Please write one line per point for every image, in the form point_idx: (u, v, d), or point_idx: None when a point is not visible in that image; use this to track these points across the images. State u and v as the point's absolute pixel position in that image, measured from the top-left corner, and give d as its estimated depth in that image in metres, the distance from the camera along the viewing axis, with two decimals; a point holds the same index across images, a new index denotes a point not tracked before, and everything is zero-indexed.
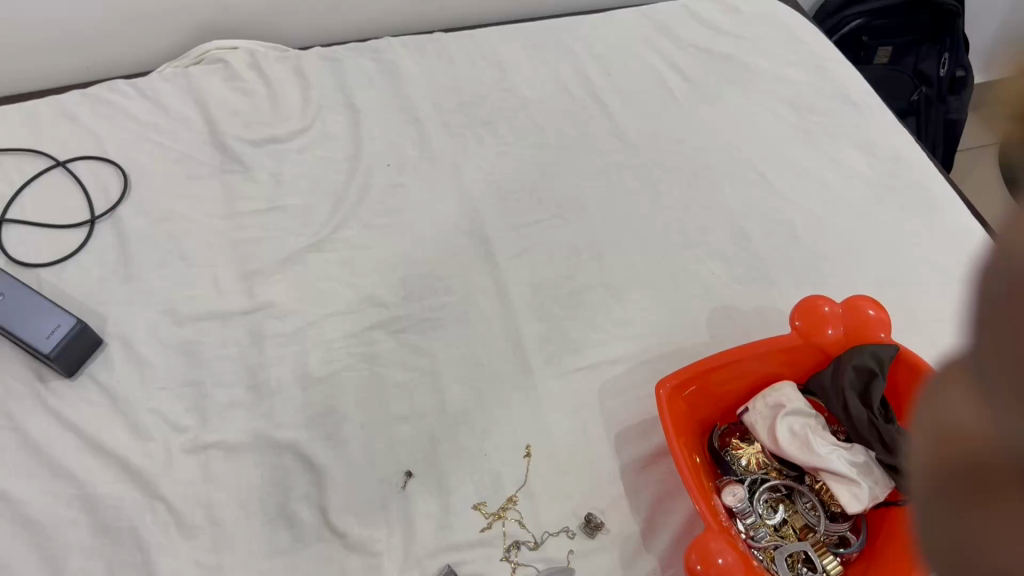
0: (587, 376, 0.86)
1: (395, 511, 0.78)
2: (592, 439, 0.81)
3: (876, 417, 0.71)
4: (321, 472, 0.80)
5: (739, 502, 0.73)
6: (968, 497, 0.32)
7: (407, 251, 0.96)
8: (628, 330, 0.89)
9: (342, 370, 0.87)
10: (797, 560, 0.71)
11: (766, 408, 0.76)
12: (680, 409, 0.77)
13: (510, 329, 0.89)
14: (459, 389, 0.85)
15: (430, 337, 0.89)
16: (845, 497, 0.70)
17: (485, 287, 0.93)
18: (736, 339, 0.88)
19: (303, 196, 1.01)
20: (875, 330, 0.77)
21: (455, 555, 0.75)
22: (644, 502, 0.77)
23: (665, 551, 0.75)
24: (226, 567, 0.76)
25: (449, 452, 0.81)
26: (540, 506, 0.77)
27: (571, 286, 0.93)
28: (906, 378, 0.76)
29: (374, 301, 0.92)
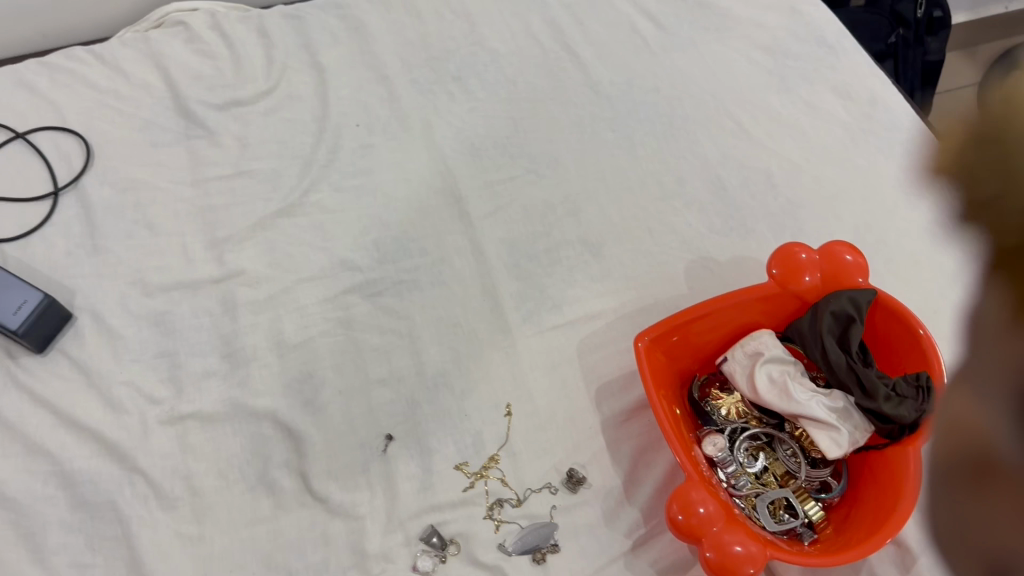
0: (567, 332, 0.85)
1: (376, 474, 0.77)
2: (572, 395, 0.81)
3: (854, 362, 0.71)
4: (300, 438, 0.80)
5: (718, 451, 0.73)
6: (967, 490, 0.28)
7: (380, 213, 0.94)
8: (606, 285, 0.88)
9: (317, 335, 0.85)
10: (779, 507, 0.72)
11: (744, 357, 0.76)
12: (658, 361, 0.77)
13: (487, 288, 0.88)
14: (437, 350, 0.84)
15: (406, 299, 0.88)
16: (824, 443, 0.70)
17: (460, 247, 0.91)
18: (715, 290, 0.88)
19: (271, 159, 0.98)
20: (852, 275, 0.76)
21: (438, 515, 0.75)
22: (626, 455, 0.77)
23: (647, 503, 0.75)
24: (209, 537, 0.76)
25: (429, 413, 0.80)
26: (522, 463, 0.77)
27: (548, 243, 0.91)
28: (884, 322, 0.75)
29: (347, 265, 0.90)
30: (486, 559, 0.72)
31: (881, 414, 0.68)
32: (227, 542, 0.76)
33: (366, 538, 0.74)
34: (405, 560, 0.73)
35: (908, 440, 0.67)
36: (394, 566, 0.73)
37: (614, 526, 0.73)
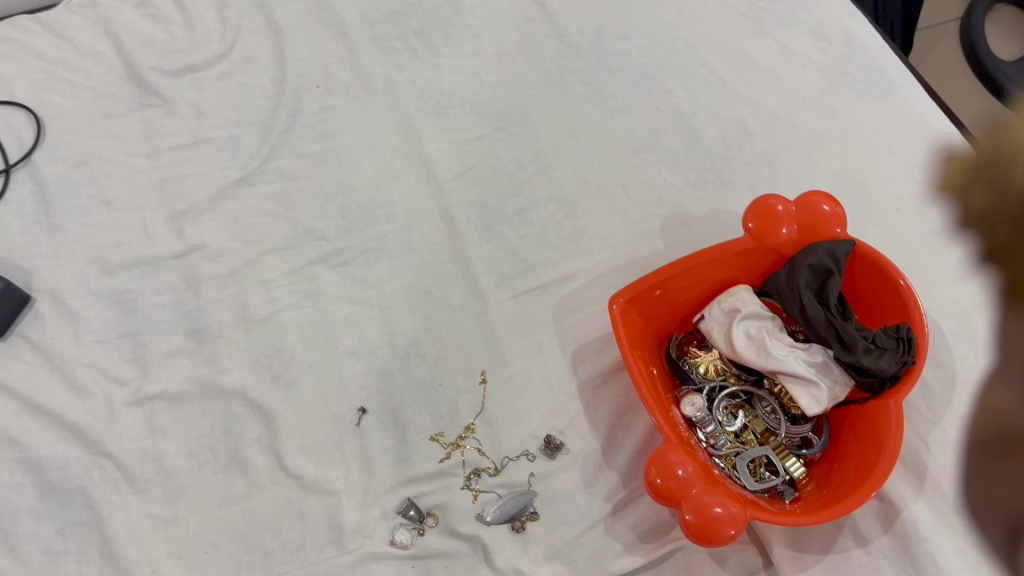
0: (541, 296, 0.83)
1: (351, 449, 0.76)
2: (548, 359, 0.79)
3: (833, 315, 0.70)
4: (271, 415, 0.78)
5: (698, 411, 0.72)
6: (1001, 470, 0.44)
7: (344, 178, 0.91)
8: (580, 245, 0.86)
9: (284, 308, 0.83)
10: (759, 465, 0.71)
11: (721, 314, 0.74)
12: (634, 322, 0.75)
13: (458, 252, 0.86)
14: (409, 319, 0.82)
15: (375, 268, 0.85)
16: (804, 399, 0.68)
17: (429, 211, 0.88)
18: (691, 245, 0.85)
19: (229, 127, 0.95)
20: (830, 226, 0.73)
21: (416, 488, 0.73)
22: (604, 419, 0.76)
23: (626, 466, 0.73)
24: (183, 518, 0.74)
25: (402, 384, 0.78)
26: (499, 432, 0.76)
27: (519, 204, 0.89)
28: (864, 274, 0.73)
29: (313, 235, 0.87)
30: (465, 530, 0.71)
31: (861, 368, 0.67)
32: (202, 523, 0.74)
33: (342, 513, 0.73)
34: (382, 534, 0.72)
35: (889, 393, 0.66)
36: (372, 540, 0.71)
37: (593, 491, 0.72)
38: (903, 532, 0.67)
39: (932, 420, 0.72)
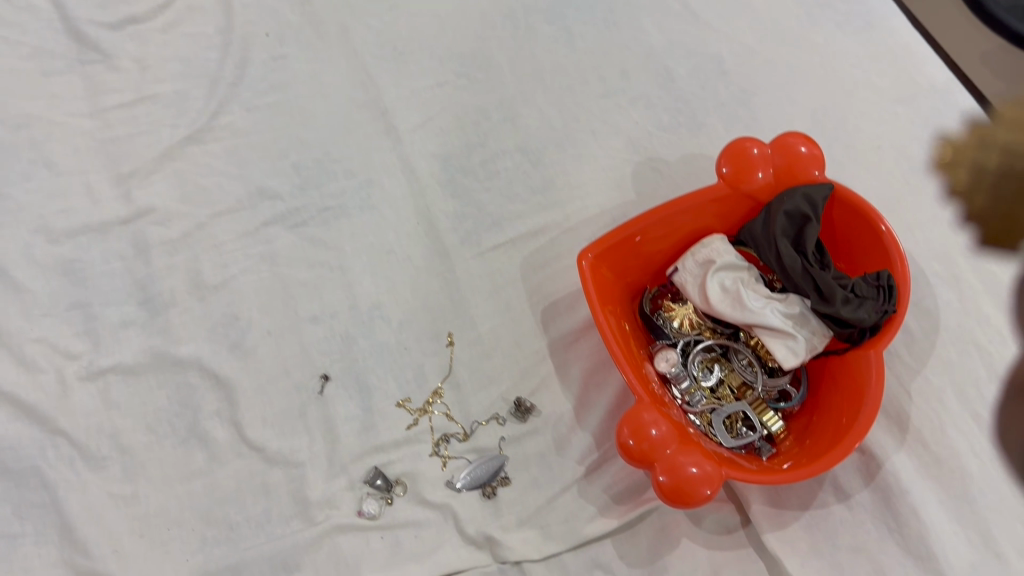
0: (509, 252, 0.79)
1: (314, 418, 0.73)
2: (517, 318, 0.76)
3: (810, 264, 0.66)
4: (230, 385, 0.74)
5: (672, 367, 0.69)
6: None
7: (299, 133, 0.86)
8: (548, 197, 0.82)
9: (240, 274, 0.79)
10: (736, 420, 0.69)
11: (695, 266, 0.71)
12: (605, 278, 0.72)
13: (420, 208, 0.81)
14: (371, 281, 0.78)
15: (334, 228, 0.81)
16: (780, 352, 0.66)
17: (389, 165, 0.84)
18: (664, 194, 0.81)
19: (175, 81, 0.89)
20: (808, 168, 0.69)
21: (382, 456, 0.71)
22: (575, 379, 0.73)
23: (599, 426, 0.71)
24: (143, 495, 0.72)
25: (366, 349, 0.75)
26: (468, 395, 0.73)
27: (484, 154, 0.84)
28: (843, 218, 0.70)
29: (267, 195, 0.83)
30: (434, 498, 0.68)
31: (840, 319, 0.64)
32: (163, 500, 0.72)
33: (308, 484, 0.70)
34: (349, 504, 0.69)
35: (869, 344, 0.63)
36: (339, 511, 0.69)
37: (566, 452, 0.70)
38: (885, 485, 0.65)
39: (914, 368, 0.69)
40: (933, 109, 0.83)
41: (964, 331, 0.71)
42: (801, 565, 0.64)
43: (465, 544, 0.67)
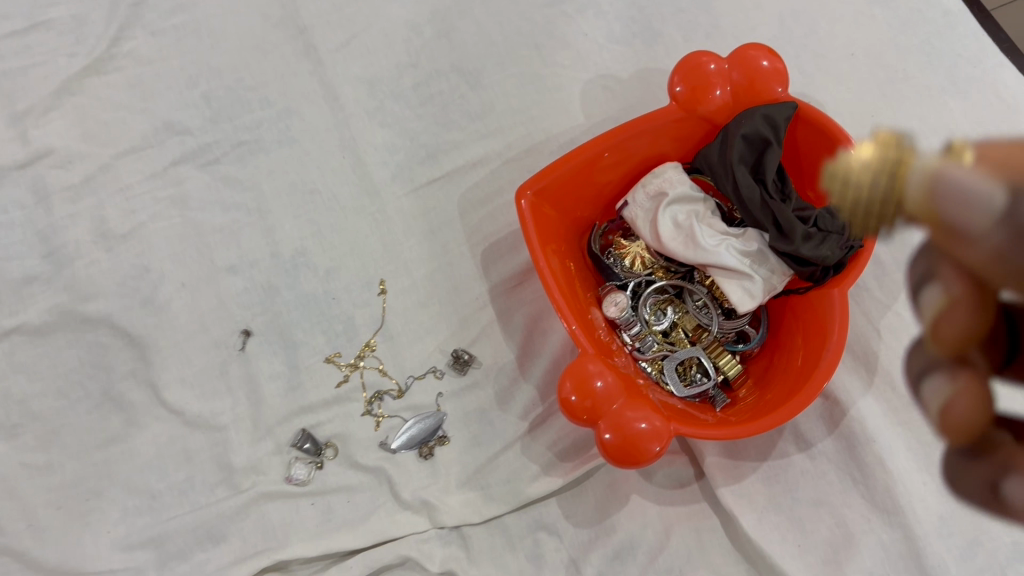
0: (445, 188, 0.72)
1: (236, 377, 0.67)
2: (454, 261, 0.69)
3: (769, 195, 0.60)
4: (146, 345, 0.68)
5: (621, 313, 0.63)
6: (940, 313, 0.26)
7: (209, 58, 0.76)
8: (487, 123, 0.74)
9: (149, 221, 0.72)
10: (690, 366, 0.64)
11: (646, 199, 0.64)
12: (547, 216, 0.65)
13: (346, 140, 0.73)
14: (293, 225, 0.71)
15: (251, 165, 0.73)
16: (735, 294, 0.61)
17: (310, 91, 0.75)
18: (616, 115, 0.73)
19: (70, 3, 0.77)
20: (769, 85, 0.61)
21: (311, 417, 0.65)
22: (518, 326, 0.67)
23: (544, 377, 0.65)
24: (59, 465, 0.67)
25: (289, 300, 0.68)
26: (402, 348, 0.67)
27: (415, 77, 0.75)
28: (808, 140, 0.62)
29: (175, 130, 0.74)
30: (367, 461, 0.63)
31: (799, 256, 0.58)
32: (81, 468, 0.67)
33: (232, 449, 0.65)
34: (276, 469, 0.64)
35: (833, 282, 0.58)
36: (266, 478, 0.64)
37: (508, 407, 0.65)
38: (850, 434, 0.60)
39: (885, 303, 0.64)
40: (913, 11, 0.74)
41: None
42: (758, 520, 0.59)
43: (400, 509, 0.62)
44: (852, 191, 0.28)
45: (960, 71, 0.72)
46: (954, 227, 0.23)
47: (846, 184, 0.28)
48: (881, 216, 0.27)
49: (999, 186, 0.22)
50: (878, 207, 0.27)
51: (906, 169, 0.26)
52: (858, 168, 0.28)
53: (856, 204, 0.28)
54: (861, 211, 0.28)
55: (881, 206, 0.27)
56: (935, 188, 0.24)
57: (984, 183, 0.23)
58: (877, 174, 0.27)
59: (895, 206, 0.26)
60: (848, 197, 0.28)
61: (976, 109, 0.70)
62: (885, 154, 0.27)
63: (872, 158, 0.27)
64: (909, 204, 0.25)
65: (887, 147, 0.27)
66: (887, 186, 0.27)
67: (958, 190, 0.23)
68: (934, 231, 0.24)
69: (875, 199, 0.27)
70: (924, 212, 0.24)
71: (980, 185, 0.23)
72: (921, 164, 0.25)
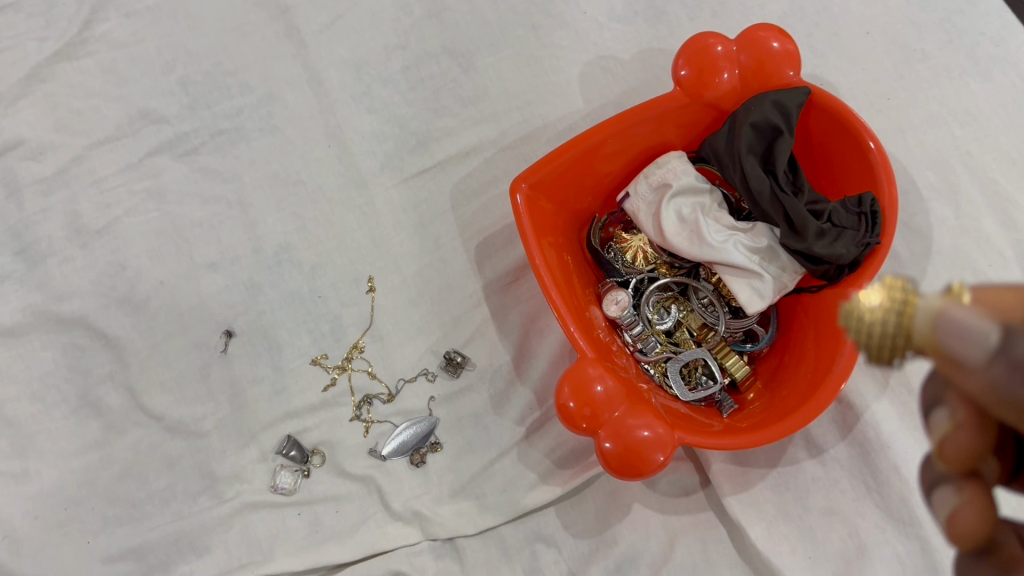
0: (436, 178, 0.68)
1: (217, 380, 0.64)
2: (446, 257, 0.66)
3: (780, 188, 0.56)
4: (123, 347, 0.65)
5: (622, 312, 0.60)
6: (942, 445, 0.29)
7: (186, 42, 0.72)
8: (481, 108, 0.70)
9: (125, 215, 0.68)
10: (695, 368, 0.61)
11: (648, 190, 0.61)
12: (544, 210, 0.61)
13: (330, 127, 0.69)
14: (276, 219, 0.67)
15: (231, 155, 0.69)
16: (744, 294, 0.57)
17: (292, 76, 0.70)
18: (618, 99, 0.69)
19: None
20: (781, 69, 0.57)
21: (296, 423, 0.62)
22: (514, 326, 0.64)
23: (541, 380, 0.62)
24: (34, 473, 0.63)
25: (273, 299, 0.65)
26: (392, 349, 0.64)
27: (404, 59, 0.71)
28: (821, 128, 0.59)
29: (151, 118, 0.70)
30: (355, 469, 0.60)
31: (812, 255, 0.55)
32: (57, 476, 0.63)
33: (214, 457, 0.62)
34: (260, 477, 0.61)
35: (849, 281, 0.54)
36: (251, 486, 0.61)
37: (503, 411, 0.61)
38: (864, 440, 0.57)
39: None
40: None
41: (959, 255, 0.62)
42: (766, 530, 0.57)
43: (390, 520, 0.59)
44: (863, 330, 0.28)
45: (982, 50, 0.68)
46: (957, 359, 0.25)
47: (857, 321, 0.28)
48: (894, 349, 0.27)
49: (995, 326, 0.24)
50: (885, 343, 0.27)
51: (908, 303, 0.26)
52: (870, 302, 0.27)
53: (869, 340, 0.28)
54: (872, 347, 0.28)
55: (891, 343, 0.27)
56: (937, 326, 0.25)
57: (983, 322, 0.24)
58: (888, 313, 0.27)
59: (901, 341, 0.27)
60: (859, 334, 0.28)
61: (999, 92, 0.66)
62: (895, 294, 0.27)
63: (881, 300, 0.27)
64: (915, 338, 0.26)
65: (896, 286, 0.27)
66: (896, 323, 0.27)
67: (958, 327, 0.24)
68: (939, 358, 0.26)
69: (889, 334, 0.27)
70: (928, 344, 0.25)
71: (981, 324, 0.24)
72: (925, 303, 0.26)
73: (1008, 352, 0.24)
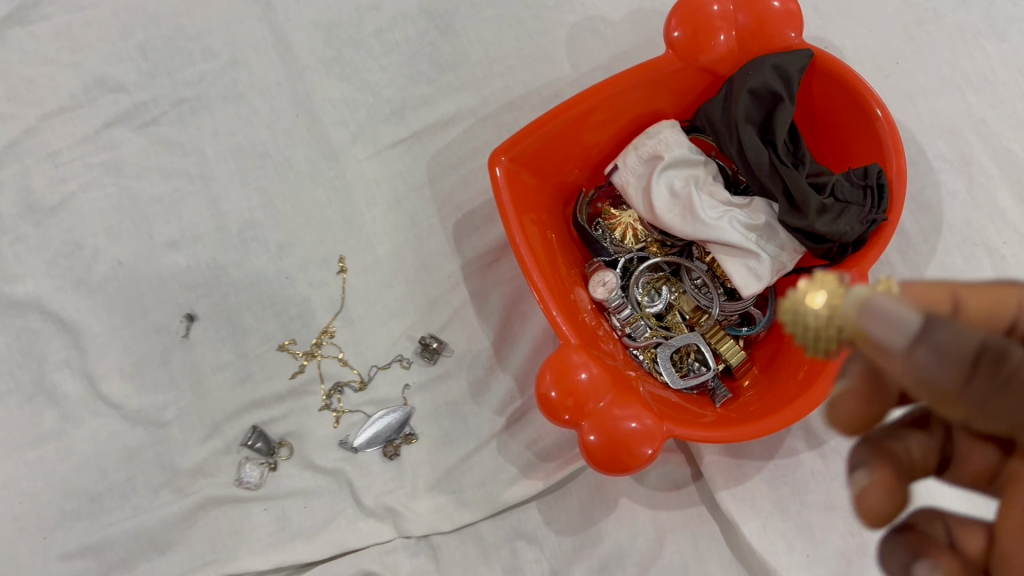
0: (412, 151, 0.64)
1: (179, 367, 0.60)
2: (423, 235, 0.62)
3: (780, 160, 0.52)
4: (80, 332, 0.61)
5: (610, 295, 0.56)
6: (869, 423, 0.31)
7: (143, 2, 0.66)
8: (460, 74, 0.65)
9: (81, 190, 0.63)
10: (687, 354, 0.57)
11: (639, 164, 0.57)
12: (526, 184, 0.57)
13: (298, 94, 0.64)
14: (241, 194, 0.62)
15: (192, 125, 0.64)
16: (739, 275, 0.53)
17: (258, 39, 0.65)
18: (607, 64, 0.64)
19: None
20: (781, 30, 0.53)
21: (262, 413, 0.58)
22: (495, 309, 0.60)
23: (523, 367, 0.59)
24: None
25: (237, 281, 0.61)
26: (364, 334, 0.60)
27: (378, 21, 0.66)
28: (824, 95, 0.54)
29: (109, 87, 0.65)
30: (325, 463, 0.57)
31: (814, 233, 0.50)
32: (11, 469, 0.59)
33: (176, 449, 0.59)
34: (225, 471, 0.58)
35: (853, 261, 0.50)
36: (215, 480, 0.58)
37: (482, 400, 0.58)
38: None
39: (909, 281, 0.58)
40: None
41: (971, 231, 0.58)
42: (762, 527, 0.53)
43: (362, 516, 0.56)
44: (805, 325, 0.27)
45: (999, 9, 0.63)
46: (875, 345, 0.26)
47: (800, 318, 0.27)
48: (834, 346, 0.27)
49: (913, 313, 0.25)
50: (820, 336, 0.27)
51: (836, 290, 0.27)
52: (804, 293, 0.27)
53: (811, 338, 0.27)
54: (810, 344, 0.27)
55: (825, 337, 0.27)
56: (863, 312, 0.26)
57: (903, 310, 0.25)
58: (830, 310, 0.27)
59: (829, 330, 0.27)
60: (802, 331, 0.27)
61: (1016, 55, 0.62)
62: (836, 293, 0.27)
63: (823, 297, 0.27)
64: (848, 330, 0.26)
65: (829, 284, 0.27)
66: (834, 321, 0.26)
67: (883, 314, 0.25)
68: (863, 343, 0.26)
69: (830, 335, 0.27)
70: (855, 332, 0.26)
71: (902, 313, 0.25)
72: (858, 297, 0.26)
73: (925, 342, 0.25)
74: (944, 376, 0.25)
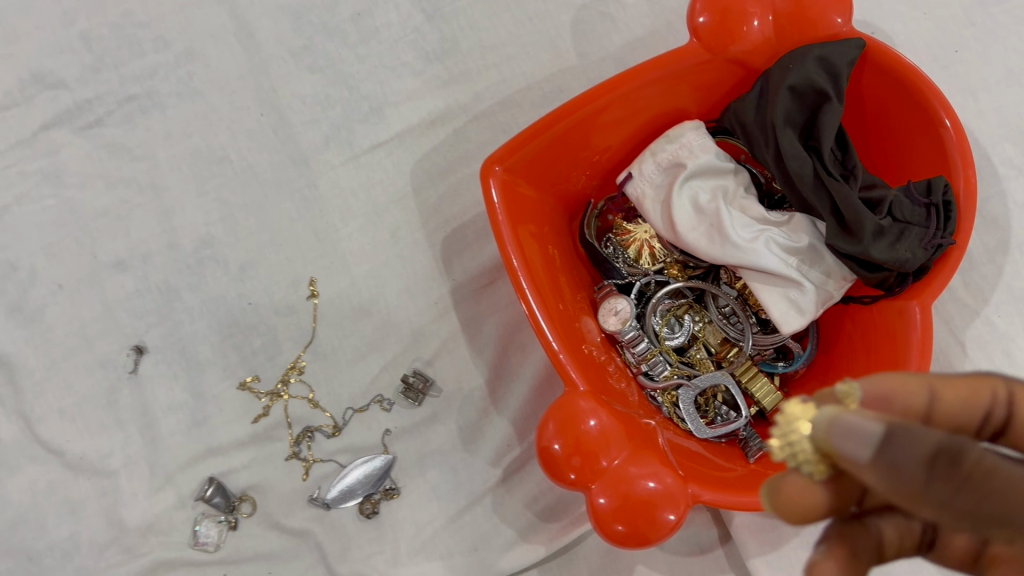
0: (393, 154, 0.55)
1: (127, 408, 0.52)
2: (407, 254, 0.53)
3: (825, 170, 0.44)
4: (11, 366, 0.52)
5: (623, 326, 0.48)
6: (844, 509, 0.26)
7: None
8: (448, 66, 0.56)
9: (15, 202, 0.54)
10: (712, 396, 0.49)
11: (657, 173, 0.48)
12: (524, 197, 0.48)
13: (263, 90, 0.56)
14: (197, 206, 0.54)
15: (142, 127, 0.56)
16: (778, 308, 0.45)
17: (216, 26, 0.57)
18: (618, 52, 0.56)
19: None
20: (827, 14, 0.44)
21: (221, 462, 0.51)
22: (489, 341, 0.52)
23: (523, 411, 0.52)
24: None
25: (193, 307, 0.53)
26: (339, 369, 0.52)
27: (354, 5, 0.57)
28: (876, 92, 0.46)
29: (47, 83, 0.56)
30: (292, 522, 0.50)
31: (868, 260, 0.42)
32: None
33: (123, 503, 0.51)
34: (179, 529, 0.50)
35: (913, 293, 0.42)
36: (168, 540, 0.50)
37: (475, 449, 0.51)
38: None
39: (971, 308, 0.50)
40: None
41: None
42: None
43: None
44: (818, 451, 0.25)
45: None
46: (848, 462, 0.22)
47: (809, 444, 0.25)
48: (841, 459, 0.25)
49: (883, 423, 0.21)
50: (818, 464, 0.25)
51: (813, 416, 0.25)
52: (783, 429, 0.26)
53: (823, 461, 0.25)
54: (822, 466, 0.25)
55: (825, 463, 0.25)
56: (831, 428, 0.23)
57: (872, 421, 0.22)
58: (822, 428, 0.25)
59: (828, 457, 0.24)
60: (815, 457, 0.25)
61: None
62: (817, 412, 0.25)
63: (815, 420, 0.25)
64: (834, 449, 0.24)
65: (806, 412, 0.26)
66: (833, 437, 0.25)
67: (848, 429, 0.22)
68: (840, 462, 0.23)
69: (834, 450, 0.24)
70: (829, 448, 0.23)
71: (869, 423, 0.22)
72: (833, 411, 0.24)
73: (896, 447, 0.21)
74: (914, 479, 0.20)
